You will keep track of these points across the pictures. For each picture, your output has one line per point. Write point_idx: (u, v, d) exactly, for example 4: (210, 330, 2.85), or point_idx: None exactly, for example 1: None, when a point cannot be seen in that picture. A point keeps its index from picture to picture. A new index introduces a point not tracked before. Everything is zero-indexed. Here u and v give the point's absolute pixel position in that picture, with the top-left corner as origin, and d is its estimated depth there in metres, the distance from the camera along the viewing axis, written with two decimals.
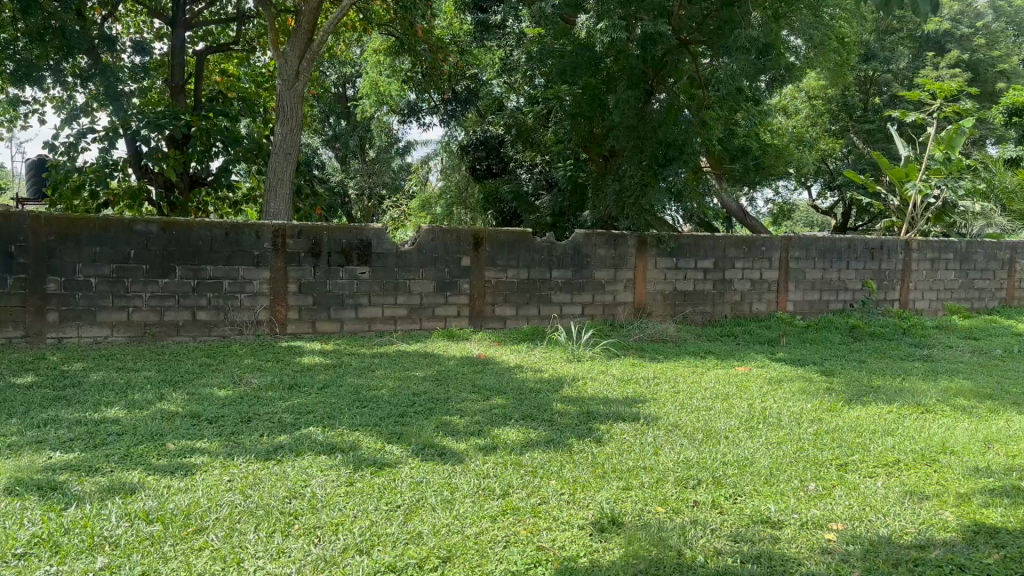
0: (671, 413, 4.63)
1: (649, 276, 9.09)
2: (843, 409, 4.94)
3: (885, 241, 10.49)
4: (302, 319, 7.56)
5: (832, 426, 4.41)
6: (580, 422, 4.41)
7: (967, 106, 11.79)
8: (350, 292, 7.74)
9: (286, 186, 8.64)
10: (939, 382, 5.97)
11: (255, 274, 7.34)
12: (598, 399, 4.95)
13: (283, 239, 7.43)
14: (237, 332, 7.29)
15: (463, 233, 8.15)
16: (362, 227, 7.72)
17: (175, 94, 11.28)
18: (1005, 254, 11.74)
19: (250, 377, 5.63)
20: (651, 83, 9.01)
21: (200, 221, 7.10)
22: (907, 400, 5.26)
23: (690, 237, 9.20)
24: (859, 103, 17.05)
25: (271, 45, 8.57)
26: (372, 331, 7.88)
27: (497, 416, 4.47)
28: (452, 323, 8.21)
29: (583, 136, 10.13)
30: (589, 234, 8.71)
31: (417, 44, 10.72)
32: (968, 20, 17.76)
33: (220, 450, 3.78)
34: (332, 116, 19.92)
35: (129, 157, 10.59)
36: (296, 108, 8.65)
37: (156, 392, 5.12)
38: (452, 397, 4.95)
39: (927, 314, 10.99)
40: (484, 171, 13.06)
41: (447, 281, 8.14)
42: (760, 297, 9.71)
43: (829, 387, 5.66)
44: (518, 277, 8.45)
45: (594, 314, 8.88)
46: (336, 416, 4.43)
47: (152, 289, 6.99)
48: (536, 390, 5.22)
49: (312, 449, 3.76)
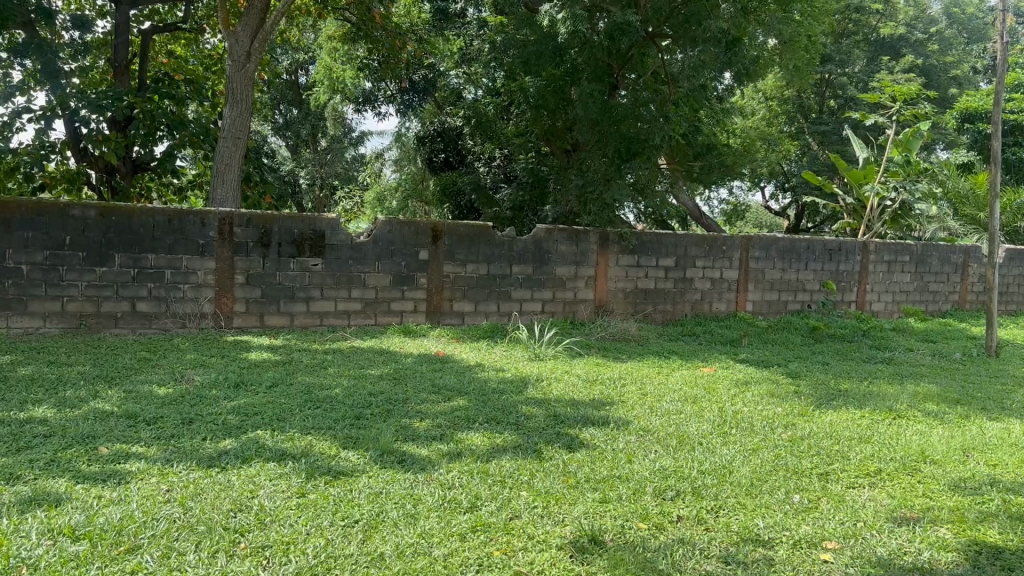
0: (642, 417, 4.43)
1: (610, 274, 8.91)
2: (814, 413, 4.81)
3: (843, 243, 10.50)
4: (249, 312, 7.20)
5: (806, 432, 4.27)
6: (547, 426, 4.18)
7: (925, 110, 11.91)
8: (302, 285, 7.40)
9: (234, 172, 8.24)
10: (905, 386, 5.90)
11: (199, 263, 6.95)
12: (564, 402, 4.73)
13: (230, 227, 7.06)
14: (180, 325, 6.90)
15: (421, 226, 7.86)
16: (315, 217, 7.39)
17: (118, 75, 10.76)
18: (959, 257, 11.87)
19: (195, 374, 5.29)
20: (614, 78, 8.95)
21: (141, 207, 6.69)
22: (878, 404, 5.16)
23: (652, 234, 9.05)
24: (814, 105, 17.16)
25: (221, 23, 8.15)
26: (324, 325, 7.55)
27: (460, 419, 4.22)
28: (408, 319, 7.92)
29: (545, 129, 9.91)
30: (551, 229, 8.49)
31: (375, 30, 10.37)
32: (922, 25, 18.04)
33: (157, 456, 3.45)
34: (284, 103, 19.37)
35: (68, 139, 10.06)
36: (247, 90, 8.25)
37: (89, 389, 4.75)
38: (411, 397, 4.69)
39: (882, 316, 11.04)
40: (441, 163, 12.78)
41: (403, 274, 7.85)
42: (720, 296, 9.62)
43: (798, 390, 5.54)
44: (476, 272, 8.19)
45: (554, 311, 8.67)
46: (286, 418, 4.12)
47: (88, 277, 6.57)
48: (499, 391, 4.98)
49: (260, 456, 3.46)
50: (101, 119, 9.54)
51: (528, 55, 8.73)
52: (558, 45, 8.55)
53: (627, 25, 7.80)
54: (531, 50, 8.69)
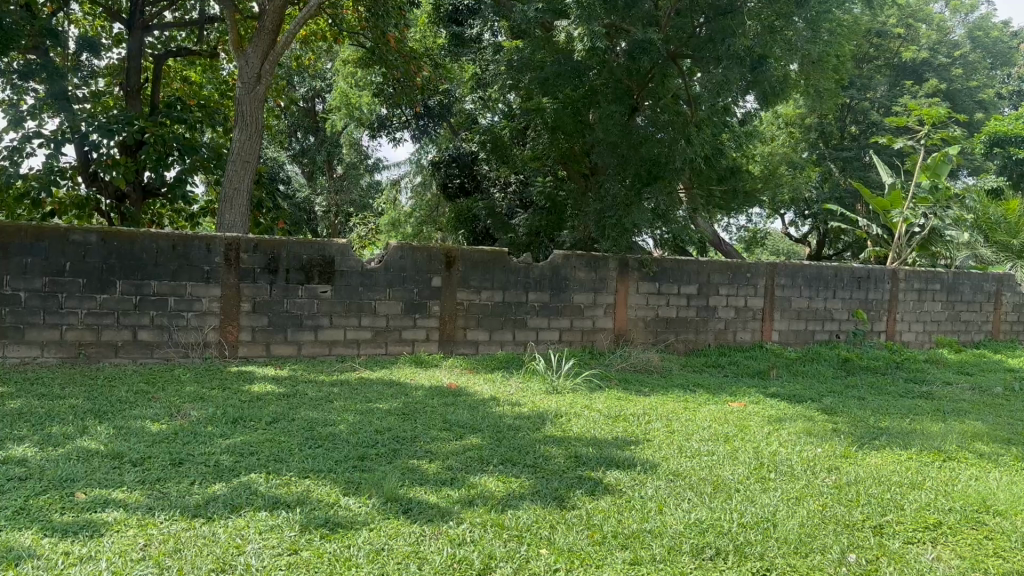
0: (671, 459, 4.07)
1: (630, 302, 8.58)
2: (857, 454, 4.45)
3: (872, 271, 10.12)
4: (255, 341, 6.90)
5: (852, 477, 3.91)
6: (567, 469, 3.84)
7: (955, 134, 11.55)
8: (310, 313, 7.11)
9: (244, 197, 7.98)
10: (950, 424, 5.50)
11: (204, 290, 6.68)
12: (587, 441, 4.37)
13: (237, 253, 6.79)
14: (182, 355, 6.61)
15: (434, 251, 7.57)
16: (325, 242, 7.11)
17: (129, 99, 10.61)
18: (992, 286, 11.45)
19: (193, 408, 4.99)
20: (634, 100, 8.54)
21: (144, 232, 6.44)
22: (924, 444, 4.77)
23: (673, 261, 8.73)
24: (836, 130, 16.86)
25: (231, 44, 7.95)
26: (333, 355, 7.24)
27: (473, 461, 3.88)
28: (420, 348, 7.59)
29: (563, 153, 9.65)
30: (568, 255, 8.18)
31: (389, 54, 10.16)
32: (946, 49, 17.72)
33: (138, 504, 3.12)
34: (300, 130, 19.25)
35: (77, 164, 9.88)
36: (257, 113, 8.02)
37: (77, 425, 4.44)
38: (421, 435, 4.35)
39: (913, 346, 10.62)
40: (456, 189, 12.51)
41: (415, 301, 7.55)
42: (745, 325, 9.24)
43: (836, 428, 5.17)
44: (492, 300, 7.88)
45: (572, 341, 8.31)
46: (285, 459, 3.80)
47: (88, 305, 6.30)
48: (515, 428, 4.64)
49: (251, 504, 3.13)
50: (110, 143, 9.35)
51: (545, 76, 8.47)
52: (576, 67, 8.29)
53: (649, 43, 7.52)
54: (548, 71, 8.44)
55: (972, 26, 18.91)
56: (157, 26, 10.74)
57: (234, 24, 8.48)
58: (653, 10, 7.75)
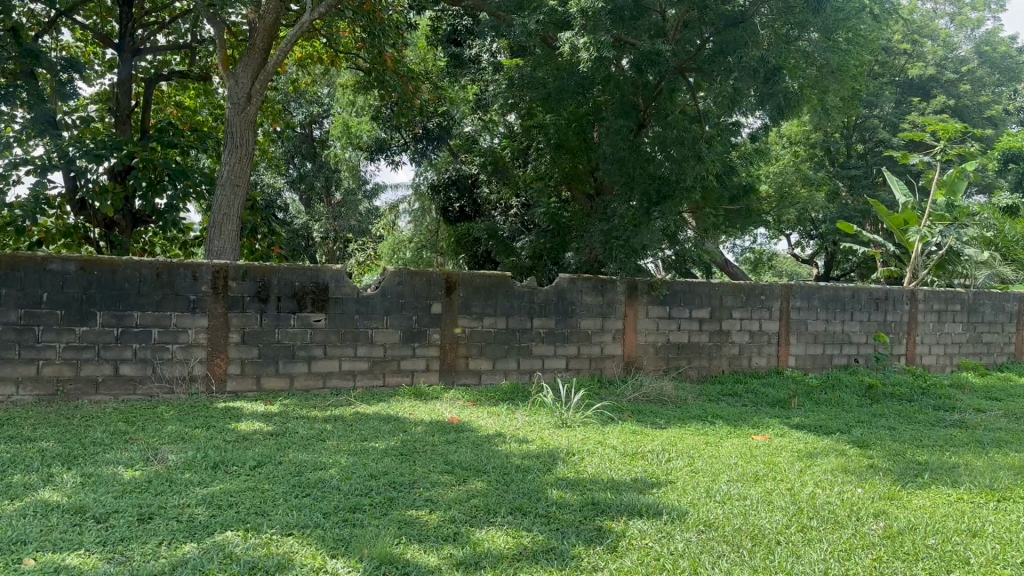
0: (700, 505, 3.66)
1: (640, 327, 8.18)
2: (903, 495, 4.04)
3: (890, 291, 9.73)
4: (243, 375, 6.47)
5: (901, 523, 3.51)
6: (585, 519, 3.43)
7: (971, 149, 11.17)
8: (303, 343, 6.70)
9: (234, 222, 7.57)
10: (993, 457, 5.08)
11: (190, 322, 6.27)
12: (602, 485, 3.94)
13: (224, 281, 6.39)
14: (166, 390, 6.19)
15: (434, 276, 7.19)
16: (319, 268, 6.73)
17: (119, 125, 10.32)
18: (1014, 306, 11.04)
19: (172, 450, 4.58)
20: (640, 116, 8.10)
21: (126, 260, 6.06)
22: (975, 482, 4.34)
23: (684, 283, 8.35)
24: (843, 149, 16.58)
25: (220, 64, 7.61)
26: (327, 388, 6.81)
27: (478, 512, 3.46)
28: (420, 378, 7.18)
29: (567, 173, 9.30)
30: (575, 278, 7.81)
31: (386, 74, 9.78)
32: (953, 65, 17.44)
33: (94, 571, 2.70)
34: (297, 156, 18.99)
35: (65, 191, 9.51)
36: (247, 134, 7.65)
37: (42, 473, 4.03)
38: (420, 479, 3.94)
39: (934, 370, 10.20)
40: (456, 214, 12.24)
41: (414, 330, 7.15)
42: (760, 350, 8.83)
43: (873, 464, 4.76)
44: (494, 327, 7.48)
45: (580, 369, 7.90)
46: (268, 513, 3.38)
47: (67, 338, 5.90)
48: (525, 470, 4.21)
49: (224, 570, 2.73)
50: (97, 168, 8.98)
51: (548, 93, 8.11)
52: (581, 82, 7.94)
53: (657, 54, 7.13)
54: (552, 87, 8.08)
55: (978, 42, 18.65)
56: (148, 50, 10.42)
57: (224, 45, 8.17)
58: (661, 21, 7.41)
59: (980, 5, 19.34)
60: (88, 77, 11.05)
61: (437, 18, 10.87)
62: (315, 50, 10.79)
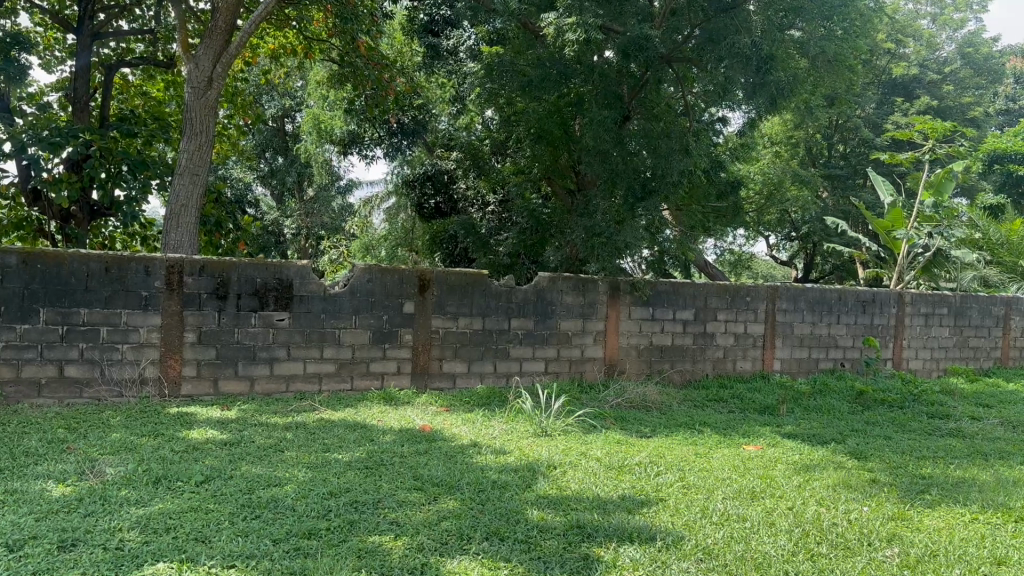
0: (697, 530, 3.29)
1: (622, 328, 7.83)
2: (913, 515, 3.71)
3: (877, 294, 9.47)
4: (200, 377, 6.01)
5: (918, 549, 3.18)
6: (568, 546, 3.05)
7: (962, 149, 10.90)
8: (264, 343, 6.25)
9: (192, 213, 7.10)
10: (999, 470, 4.77)
11: (142, 320, 5.81)
12: (587, 504, 3.57)
13: (180, 276, 5.93)
14: (115, 394, 5.73)
15: (406, 273, 6.79)
16: (283, 263, 6.29)
17: (78, 112, 9.75)
18: (1000, 309, 10.83)
19: (111, 462, 4.13)
20: (626, 106, 7.62)
21: (72, 253, 5.59)
22: (988, 499, 4.02)
23: (668, 284, 8.01)
24: (825, 149, 16.39)
25: (179, 45, 7.14)
26: (291, 392, 6.37)
27: (450, 538, 3.07)
28: (390, 382, 6.77)
29: (548, 167, 8.94)
30: (555, 277, 7.44)
31: (360, 62, 9.33)
32: (935, 67, 17.41)
33: None
34: (269, 150, 18.45)
35: (18, 181, 8.96)
36: (207, 120, 7.16)
37: None
38: (386, 497, 3.53)
39: (921, 375, 9.97)
40: (431, 211, 11.66)
41: (385, 330, 6.74)
42: (744, 354, 8.53)
43: (875, 479, 4.43)
44: (470, 328, 7.09)
45: (560, 372, 7.54)
46: (210, 541, 2.96)
47: (6, 336, 5.43)
48: (503, 487, 3.82)
49: None
50: (52, 156, 8.44)
51: (528, 81, 7.72)
52: (564, 69, 7.51)
53: (645, 40, 6.76)
54: (532, 75, 7.69)
55: (960, 43, 18.60)
56: (110, 35, 9.89)
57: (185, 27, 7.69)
58: (650, 5, 7.07)
59: (962, 5, 19.20)
60: (47, 63, 10.51)
61: (414, 7, 10.49)
62: (290, 43, 10.29)
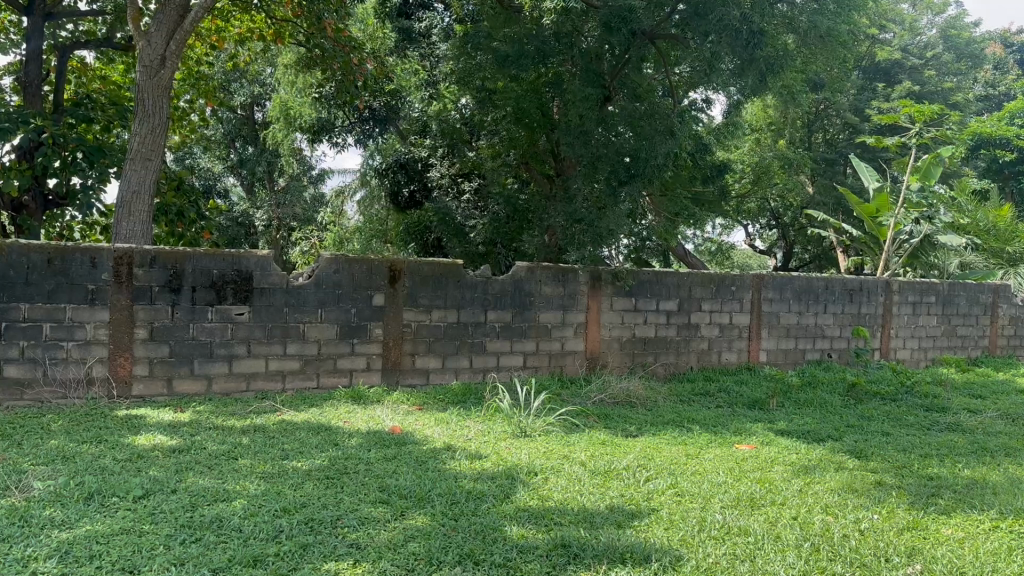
0: (696, 548, 2.92)
1: (603, 320, 7.48)
2: (931, 524, 3.38)
3: (865, 282, 9.20)
4: (153, 377, 5.57)
5: (943, 567, 2.85)
6: (552, 570, 2.68)
7: (949, 132, 10.67)
8: (222, 339, 5.81)
9: (146, 201, 6.64)
10: (1010, 469, 4.47)
11: (88, 315, 5.35)
12: (573, 517, 3.21)
13: (129, 268, 5.47)
14: (59, 395, 5.28)
15: (375, 264, 6.39)
16: (241, 254, 5.86)
17: (29, 93, 9.13)
18: (988, 297, 10.63)
19: (41, 476, 3.69)
20: (606, 89, 7.29)
21: (11, 243, 5.14)
22: (1007, 503, 3.69)
23: (651, 273, 7.67)
24: (808, 136, 16.13)
25: (131, 20, 6.63)
26: (252, 391, 5.94)
27: (418, 562, 2.69)
28: (359, 379, 6.36)
29: (526, 151, 8.56)
30: (533, 267, 7.06)
31: (323, 40, 8.81)
32: (918, 51, 17.19)
33: None
34: (239, 140, 17.88)
35: None
36: (161, 102, 6.67)
37: None
38: (347, 514, 3.13)
39: (909, 364, 9.73)
40: (406, 200, 11.15)
41: (353, 324, 6.33)
42: (730, 345, 8.22)
43: (880, 481, 4.10)
44: (444, 321, 6.70)
45: (539, 366, 7.18)
46: (139, 572, 2.56)
47: None
48: (478, 499, 3.44)
49: None
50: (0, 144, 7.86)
51: (506, 58, 7.33)
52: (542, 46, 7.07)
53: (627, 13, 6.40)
54: (510, 51, 7.30)
55: (943, 27, 18.40)
56: (62, 15, 9.30)
57: None
58: None
59: None
60: None
61: None
62: (257, 26, 9.74)
